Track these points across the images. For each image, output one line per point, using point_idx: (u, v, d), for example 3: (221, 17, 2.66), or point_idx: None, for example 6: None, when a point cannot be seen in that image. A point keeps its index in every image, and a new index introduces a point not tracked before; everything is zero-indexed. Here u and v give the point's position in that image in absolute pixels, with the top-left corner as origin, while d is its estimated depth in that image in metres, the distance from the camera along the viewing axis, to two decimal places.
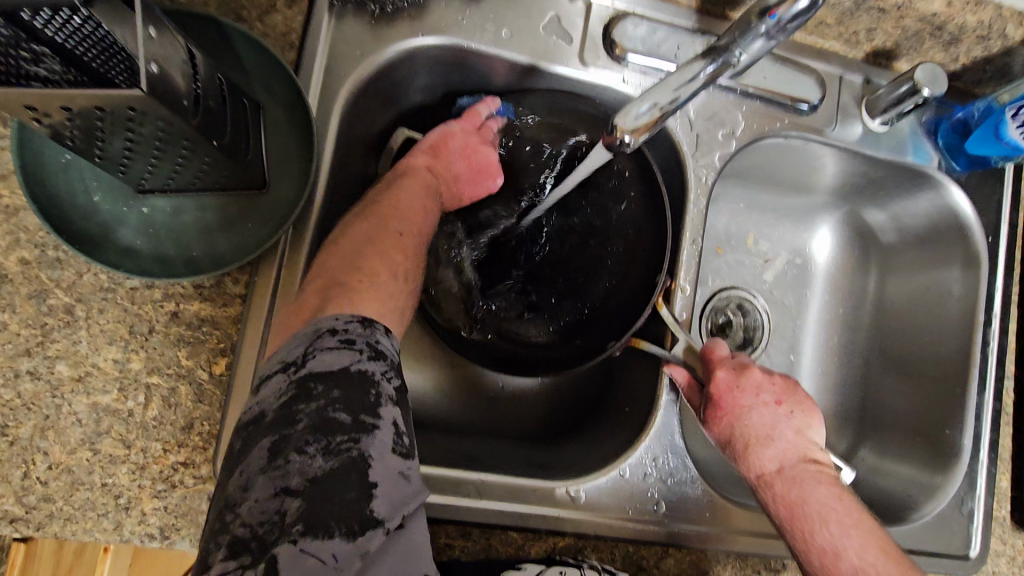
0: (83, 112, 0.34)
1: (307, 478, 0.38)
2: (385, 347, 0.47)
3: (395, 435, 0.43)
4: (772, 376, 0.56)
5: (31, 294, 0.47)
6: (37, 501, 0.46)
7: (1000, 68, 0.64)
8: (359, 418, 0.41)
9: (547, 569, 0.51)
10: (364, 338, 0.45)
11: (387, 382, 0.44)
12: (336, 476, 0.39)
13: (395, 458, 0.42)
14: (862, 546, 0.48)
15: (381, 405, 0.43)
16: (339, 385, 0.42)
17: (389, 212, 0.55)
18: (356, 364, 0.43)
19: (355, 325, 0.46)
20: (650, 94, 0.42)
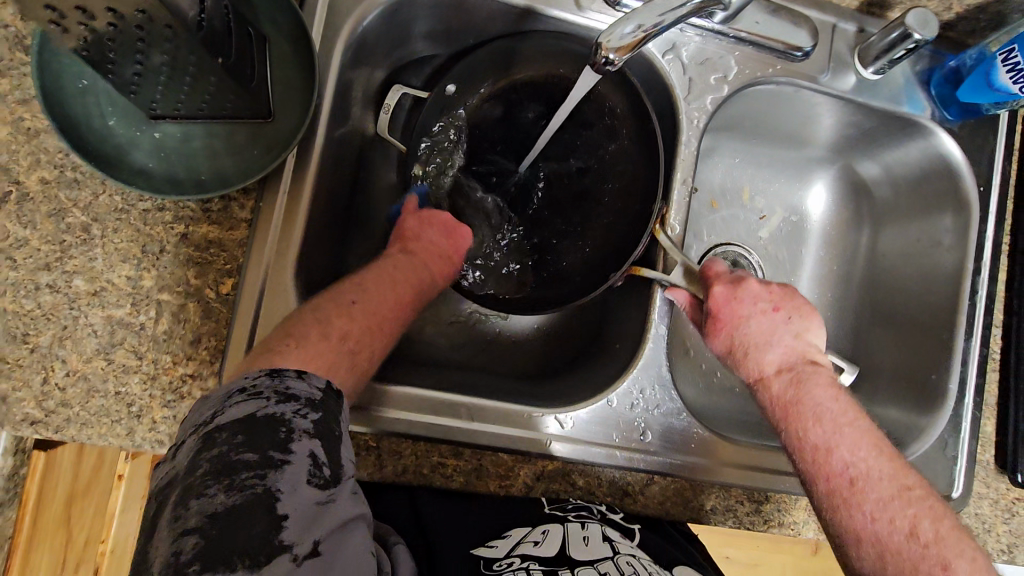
0: (101, 21, 0.36)
1: (208, 515, 0.33)
2: (301, 388, 0.41)
3: (313, 465, 0.38)
4: (771, 285, 0.56)
5: (50, 212, 0.50)
6: (55, 406, 0.49)
7: (994, 17, 0.64)
8: (267, 453, 0.36)
9: (531, 530, 0.52)
10: (270, 385, 0.40)
11: (301, 419, 0.39)
12: (237, 514, 0.34)
13: (312, 488, 0.37)
14: (854, 442, 0.51)
15: (293, 439, 0.38)
16: (243, 430, 0.37)
17: (341, 287, 0.53)
18: (264, 409, 0.38)
19: (262, 375, 0.40)
20: (635, 16, 0.43)
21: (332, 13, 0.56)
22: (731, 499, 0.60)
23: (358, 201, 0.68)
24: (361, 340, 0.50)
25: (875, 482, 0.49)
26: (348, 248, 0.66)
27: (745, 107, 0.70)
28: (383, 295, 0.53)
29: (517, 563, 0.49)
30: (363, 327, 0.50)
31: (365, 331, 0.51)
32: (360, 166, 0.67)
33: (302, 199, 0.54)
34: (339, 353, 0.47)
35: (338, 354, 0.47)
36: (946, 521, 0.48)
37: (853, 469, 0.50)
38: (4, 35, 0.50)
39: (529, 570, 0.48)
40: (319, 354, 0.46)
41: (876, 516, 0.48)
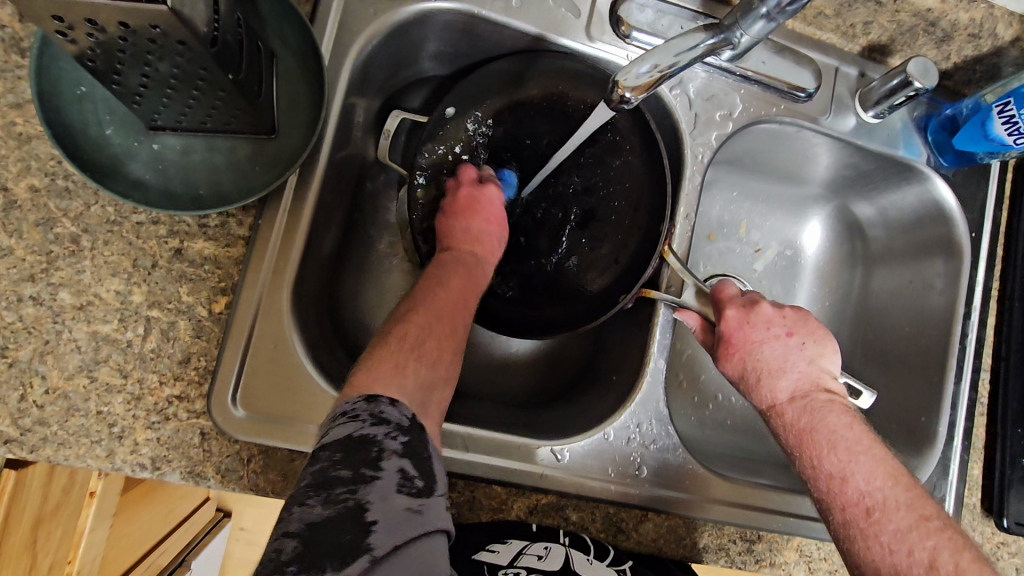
0: (111, 32, 0.35)
1: (307, 523, 0.34)
2: (393, 413, 0.41)
3: (401, 478, 0.37)
4: (784, 310, 0.55)
5: (38, 222, 0.48)
6: (31, 425, 0.46)
7: (989, 69, 0.66)
8: (360, 471, 0.36)
9: (532, 543, 0.53)
10: (367, 409, 0.40)
11: (390, 441, 0.39)
12: (328, 523, 0.34)
13: (401, 498, 0.37)
14: (870, 470, 0.48)
15: (382, 459, 0.37)
16: (340, 448, 0.37)
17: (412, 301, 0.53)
18: (359, 431, 0.38)
19: (360, 400, 0.41)
20: (651, 56, 0.44)
21: (342, 30, 0.56)
22: (723, 537, 0.59)
23: (356, 220, 0.66)
24: (422, 338, 0.49)
25: (894, 513, 0.46)
26: (343, 266, 0.65)
27: (747, 143, 0.71)
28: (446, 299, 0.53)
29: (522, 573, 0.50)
30: (422, 331, 0.49)
31: (424, 330, 0.50)
32: (359, 184, 0.66)
33: (302, 219, 0.53)
34: (404, 354, 0.47)
35: (403, 355, 0.46)
36: (968, 553, 0.43)
37: (870, 499, 0.47)
38: (1, 36, 0.48)
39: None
40: (386, 359, 0.45)
41: (893, 549, 0.44)
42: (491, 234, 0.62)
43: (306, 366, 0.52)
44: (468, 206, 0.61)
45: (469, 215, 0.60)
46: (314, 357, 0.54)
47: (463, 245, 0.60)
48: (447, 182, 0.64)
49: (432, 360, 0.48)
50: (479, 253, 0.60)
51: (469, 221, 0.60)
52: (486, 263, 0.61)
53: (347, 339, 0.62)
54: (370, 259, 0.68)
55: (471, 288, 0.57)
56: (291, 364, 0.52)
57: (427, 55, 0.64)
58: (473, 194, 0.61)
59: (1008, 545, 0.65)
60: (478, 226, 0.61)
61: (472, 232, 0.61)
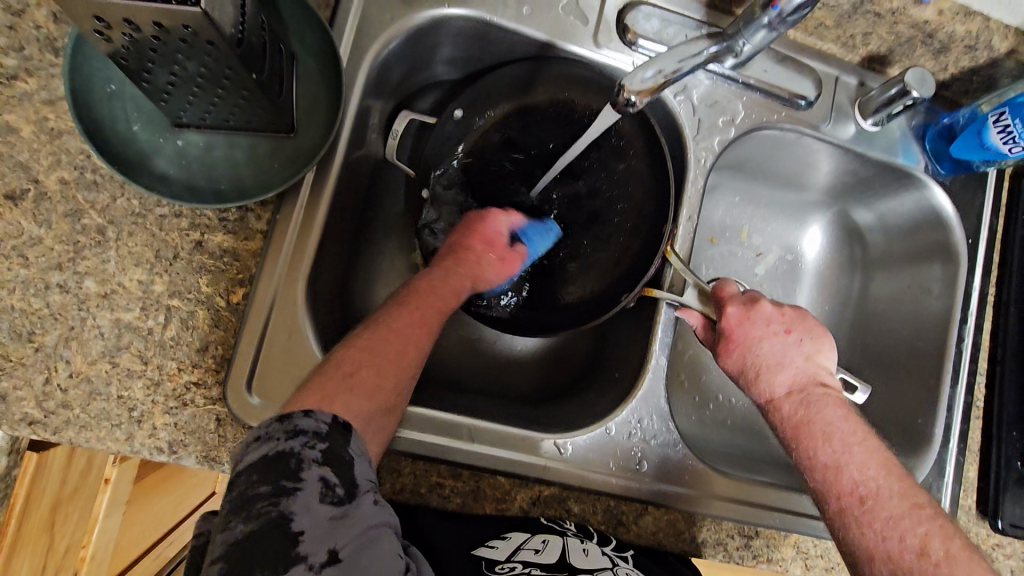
0: (145, 33, 0.37)
1: (232, 541, 0.36)
2: (308, 424, 0.41)
3: (323, 488, 0.38)
4: (783, 308, 0.57)
5: (66, 213, 0.50)
6: (55, 407, 0.48)
7: (986, 80, 0.68)
8: (281, 484, 0.37)
9: (531, 537, 0.53)
10: (280, 426, 0.40)
11: (308, 451, 0.39)
12: (255, 538, 0.36)
13: (325, 506, 0.38)
14: (864, 460, 0.49)
15: (302, 470, 0.38)
16: (257, 466, 0.38)
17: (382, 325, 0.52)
18: (273, 447, 0.39)
19: (275, 418, 0.41)
20: (655, 63, 0.46)
21: (359, 35, 0.58)
22: (721, 532, 0.60)
23: (368, 218, 0.68)
24: (361, 366, 0.48)
25: (887, 501, 0.47)
26: (354, 263, 0.67)
27: (749, 149, 0.73)
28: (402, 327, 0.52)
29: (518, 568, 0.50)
30: (362, 357, 0.49)
31: (363, 359, 0.48)
32: (371, 183, 0.68)
33: (318, 214, 0.55)
34: (338, 382, 0.46)
35: (340, 385, 0.46)
36: (957, 539, 0.44)
37: (863, 488, 0.48)
38: (36, 36, 0.51)
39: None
40: (318, 388, 0.45)
41: (886, 535, 0.46)
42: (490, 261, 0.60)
43: (319, 357, 0.54)
44: (466, 227, 0.62)
45: (460, 232, 0.62)
46: (326, 348, 0.56)
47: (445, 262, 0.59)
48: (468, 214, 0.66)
49: (370, 387, 0.47)
50: (450, 266, 0.59)
51: (459, 237, 0.61)
52: (465, 282, 0.59)
53: (357, 332, 0.64)
54: (380, 257, 0.70)
55: (428, 305, 0.55)
56: (304, 354, 0.54)
57: (439, 59, 0.66)
58: (474, 219, 0.62)
59: (1003, 546, 0.66)
60: (458, 244, 0.61)
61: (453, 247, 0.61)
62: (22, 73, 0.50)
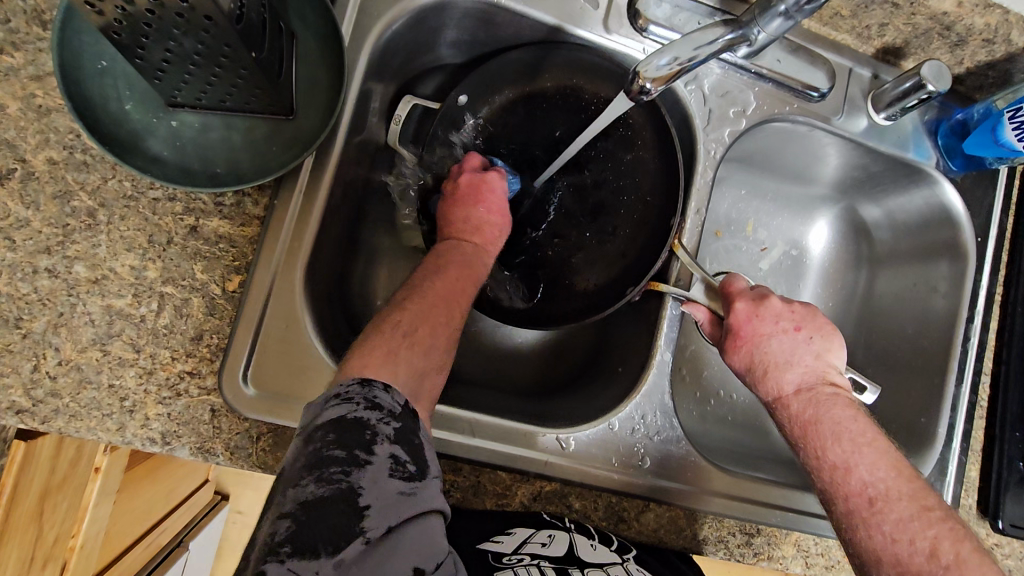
0: (139, 5, 0.35)
1: (298, 503, 0.34)
2: (386, 399, 0.40)
3: (394, 462, 0.37)
4: (794, 304, 0.56)
5: (55, 194, 0.48)
6: (44, 396, 0.47)
7: (1001, 74, 0.67)
8: (354, 452, 0.36)
9: (536, 532, 0.54)
10: (360, 393, 0.39)
11: (385, 426, 0.39)
12: (323, 505, 0.34)
13: (393, 482, 0.37)
14: (874, 461, 0.48)
15: (375, 442, 0.37)
16: (334, 432, 0.37)
17: (436, 296, 0.52)
18: (352, 415, 0.38)
19: (353, 384, 0.40)
20: (670, 49, 0.44)
21: (361, 15, 0.56)
22: (723, 530, 0.59)
23: (367, 205, 0.67)
24: (417, 326, 0.48)
25: (896, 503, 0.46)
26: (354, 251, 0.65)
27: (758, 142, 0.71)
28: (438, 292, 0.52)
29: (527, 560, 0.51)
30: (416, 317, 0.49)
31: (420, 319, 0.49)
32: (372, 169, 0.67)
33: (317, 200, 0.54)
34: (398, 341, 0.46)
35: (396, 342, 0.46)
36: (968, 542, 0.44)
37: (873, 489, 0.47)
38: (24, 8, 0.49)
39: (539, 567, 0.50)
40: (378, 347, 0.45)
41: (895, 538, 0.45)
42: (495, 225, 0.61)
43: (316, 346, 0.53)
44: (470, 194, 0.60)
45: (473, 201, 0.59)
46: (325, 338, 0.55)
47: (463, 234, 0.59)
48: (450, 171, 0.63)
49: (426, 345, 0.48)
50: (480, 242, 0.59)
51: (471, 209, 0.59)
52: (487, 253, 0.59)
53: (356, 322, 0.63)
54: (379, 244, 0.69)
55: (468, 278, 0.55)
56: (302, 344, 0.53)
57: (443, 42, 0.64)
58: (475, 180, 0.60)
59: (1002, 546, 0.66)
60: (480, 215, 0.59)
61: (473, 220, 0.59)
62: (8, 46, 0.48)
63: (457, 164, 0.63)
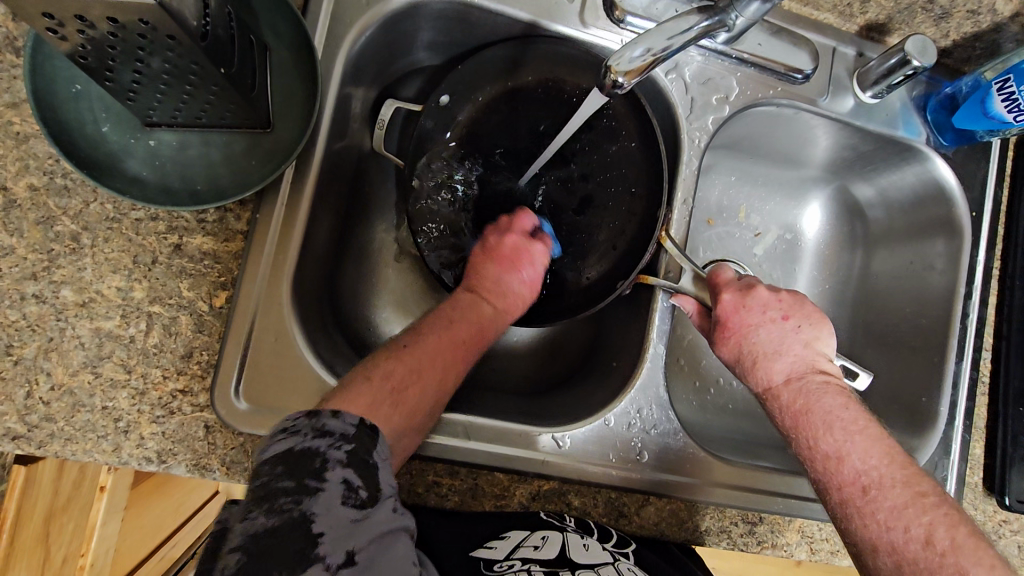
0: (101, 29, 0.35)
1: (248, 535, 0.34)
2: (336, 425, 0.40)
3: (347, 487, 0.37)
4: (781, 293, 0.55)
5: (38, 220, 0.48)
6: (39, 421, 0.47)
7: (989, 45, 0.65)
8: (304, 482, 0.36)
9: (530, 535, 0.52)
10: (308, 424, 0.39)
11: (335, 450, 0.38)
12: (277, 536, 0.34)
13: (347, 508, 0.36)
14: (866, 449, 0.48)
15: (327, 468, 0.37)
16: (280, 462, 0.37)
17: (433, 361, 0.52)
18: (299, 444, 0.38)
19: (300, 415, 0.40)
20: (644, 39, 0.44)
21: (334, 22, 0.56)
22: (725, 520, 0.59)
23: (354, 213, 0.67)
24: (405, 381, 0.49)
25: (890, 490, 0.46)
26: (342, 258, 0.65)
27: (744, 127, 0.70)
28: (439, 364, 0.52)
29: (517, 565, 0.49)
30: (407, 372, 0.49)
31: (410, 373, 0.49)
32: (356, 176, 0.66)
33: (299, 211, 0.53)
34: (385, 396, 0.47)
35: (382, 396, 0.46)
36: (963, 527, 0.43)
37: (866, 477, 0.47)
38: None
39: (530, 572, 0.48)
40: (365, 396, 0.45)
41: (890, 525, 0.45)
42: (519, 298, 0.61)
43: (308, 357, 0.53)
44: (511, 257, 0.61)
45: (512, 267, 0.60)
46: (316, 348, 0.55)
47: (486, 294, 0.59)
48: (501, 221, 0.64)
49: (410, 404, 0.48)
50: (500, 308, 0.59)
51: (504, 274, 0.60)
52: (505, 318, 0.59)
53: (346, 329, 0.63)
54: (368, 252, 0.68)
55: (478, 342, 0.56)
56: (293, 356, 0.52)
57: (420, 45, 0.64)
58: (520, 245, 0.61)
59: (1010, 523, 0.65)
60: (513, 283, 0.60)
61: (501, 284, 0.60)
62: None
63: (509, 216, 0.64)
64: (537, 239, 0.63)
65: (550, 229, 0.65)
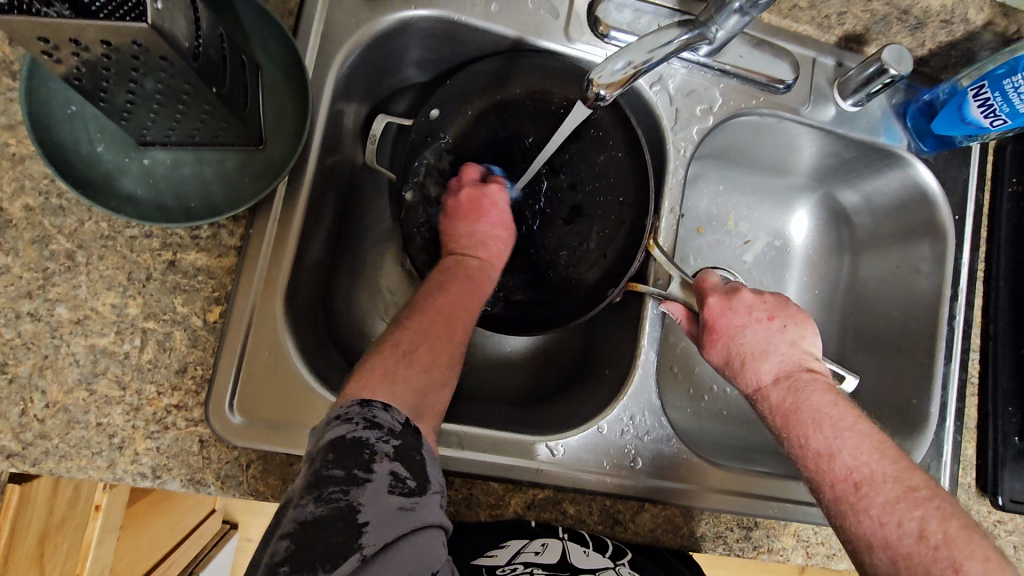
0: (95, 51, 0.36)
1: (299, 523, 0.36)
2: (386, 419, 0.42)
3: (394, 479, 0.39)
4: (765, 295, 0.56)
5: (34, 239, 0.49)
6: (34, 438, 0.47)
7: (964, 53, 0.67)
8: (352, 472, 0.38)
9: (530, 542, 0.54)
10: (360, 413, 0.41)
11: (385, 444, 0.40)
12: (322, 524, 0.35)
13: (393, 498, 0.38)
14: (856, 445, 0.48)
15: (375, 460, 0.39)
16: (334, 450, 0.38)
17: (438, 312, 0.54)
18: (352, 434, 0.40)
19: (354, 404, 0.42)
20: (626, 53, 0.45)
21: (324, 42, 0.57)
22: (721, 526, 0.59)
23: (347, 228, 0.67)
24: (416, 344, 0.50)
25: (881, 486, 0.46)
26: (336, 272, 0.66)
27: (729, 137, 0.72)
28: (443, 308, 0.54)
29: (520, 569, 0.50)
30: (418, 335, 0.51)
31: (419, 337, 0.51)
32: (348, 191, 0.67)
33: (292, 226, 0.54)
34: (397, 360, 0.48)
35: (396, 362, 0.48)
36: (956, 520, 0.43)
37: (857, 473, 0.47)
38: None
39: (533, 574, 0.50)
40: (377, 366, 0.47)
41: (883, 521, 0.45)
42: (497, 237, 0.63)
43: (301, 370, 0.53)
44: (471, 208, 0.62)
45: (476, 217, 0.62)
46: (309, 361, 0.55)
47: (465, 250, 0.61)
48: (450, 184, 0.65)
49: (427, 364, 0.50)
50: (485, 257, 0.61)
51: (474, 224, 0.62)
52: (493, 266, 0.62)
53: (340, 342, 0.63)
54: (362, 265, 0.69)
55: (473, 294, 0.57)
56: (288, 369, 0.53)
57: (409, 62, 0.65)
58: (475, 194, 0.63)
59: (1005, 523, 0.66)
60: (481, 229, 0.62)
61: (478, 234, 0.62)
62: None
63: (456, 176, 0.65)
64: (489, 181, 0.64)
65: (500, 171, 0.66)
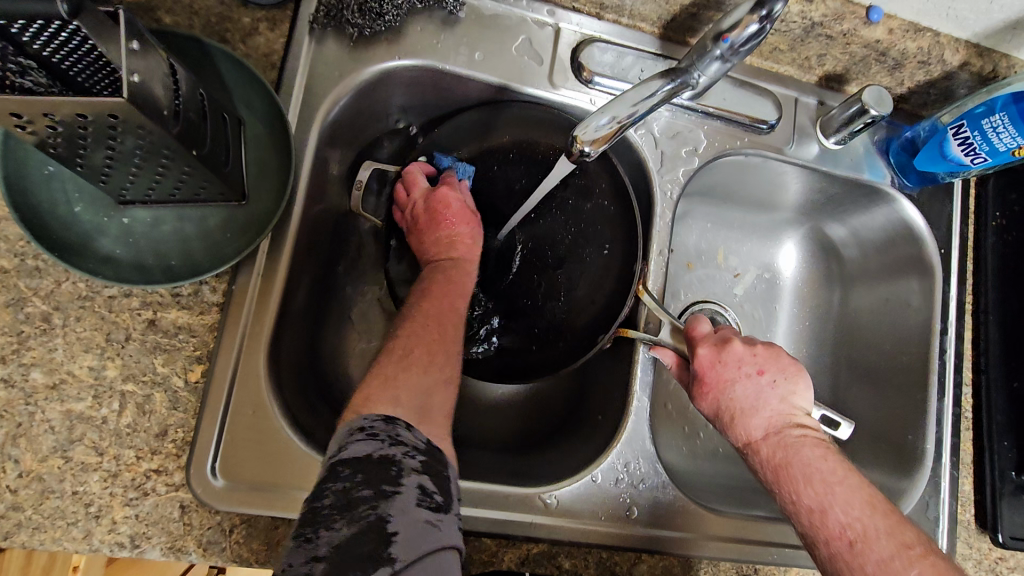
0: (70, 123, 0.36)
1: (332, 545, 0.35)
2: (408, 436, 0.42)
3: (422, 492, 0.39)
4: (756, 347, 0.55)
5: (8, 302, 0.48)
6: (5, 510, 0.45)
7: (943, 91, 0.68)
8: (380, 488, 0.38)
9: None
10: (384, 428, 0.42)
11: (410, 459, 0.41)
12: (354, 542, 0.36)
13: (422, 512, 0.38)
14: (846, 501, 0.48)
15: (402, 475, 0.39)
16: (360, 468, 0.39)
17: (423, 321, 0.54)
18: (378, 449, 0.40)
19: (377, 418, 0.43)
20: (609, 109, 0.46)
21: (308, 94, 0.57)
22: None
23: (334, 274, 0.67)
24: (410, 346, 0.51)
25: (876, 542, 0.46)
26: (323, 320, 0.65)
27: (717, 175, 0.72)
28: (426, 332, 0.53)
29: None
30: (414, 337, 0.52)
31: (411, 338, 0.52)
32: (335, 238, 0.67)
33: (276, 280, 0.54)
34: (400, 365, 0.49)
35: (398, 368, 0.49)
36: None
37: (850, 530, 0.47)
38: None
39: None
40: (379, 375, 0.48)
41: None
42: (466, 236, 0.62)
43: (287, 429, 0.52)
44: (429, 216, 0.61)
45: (434, 222, 0.61)
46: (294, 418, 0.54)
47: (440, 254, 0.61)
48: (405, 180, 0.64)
49: (424, 365, 0.50)
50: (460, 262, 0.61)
51: (437, 230, 0.61)
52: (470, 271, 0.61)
53: (326, 392, 0.62)
54: (350, 312, 0.68)
55: (456, 291, 0.58)
56: (273, 428, 0.52)
57: (394, 108, 0.65)
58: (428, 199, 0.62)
59: (1006, 560, 0.65)
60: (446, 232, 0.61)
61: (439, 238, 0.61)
62: None
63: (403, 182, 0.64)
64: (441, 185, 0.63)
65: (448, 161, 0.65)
